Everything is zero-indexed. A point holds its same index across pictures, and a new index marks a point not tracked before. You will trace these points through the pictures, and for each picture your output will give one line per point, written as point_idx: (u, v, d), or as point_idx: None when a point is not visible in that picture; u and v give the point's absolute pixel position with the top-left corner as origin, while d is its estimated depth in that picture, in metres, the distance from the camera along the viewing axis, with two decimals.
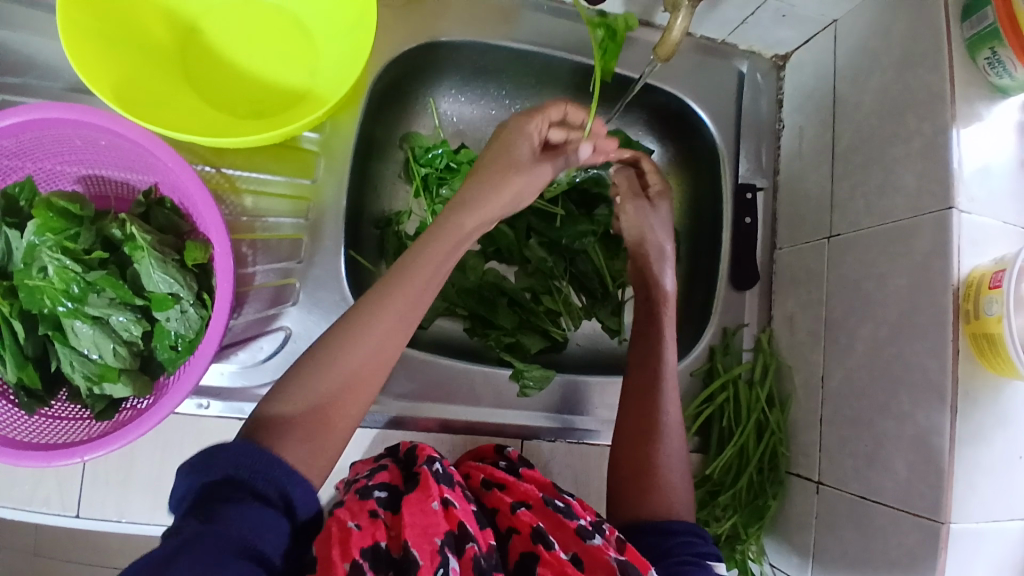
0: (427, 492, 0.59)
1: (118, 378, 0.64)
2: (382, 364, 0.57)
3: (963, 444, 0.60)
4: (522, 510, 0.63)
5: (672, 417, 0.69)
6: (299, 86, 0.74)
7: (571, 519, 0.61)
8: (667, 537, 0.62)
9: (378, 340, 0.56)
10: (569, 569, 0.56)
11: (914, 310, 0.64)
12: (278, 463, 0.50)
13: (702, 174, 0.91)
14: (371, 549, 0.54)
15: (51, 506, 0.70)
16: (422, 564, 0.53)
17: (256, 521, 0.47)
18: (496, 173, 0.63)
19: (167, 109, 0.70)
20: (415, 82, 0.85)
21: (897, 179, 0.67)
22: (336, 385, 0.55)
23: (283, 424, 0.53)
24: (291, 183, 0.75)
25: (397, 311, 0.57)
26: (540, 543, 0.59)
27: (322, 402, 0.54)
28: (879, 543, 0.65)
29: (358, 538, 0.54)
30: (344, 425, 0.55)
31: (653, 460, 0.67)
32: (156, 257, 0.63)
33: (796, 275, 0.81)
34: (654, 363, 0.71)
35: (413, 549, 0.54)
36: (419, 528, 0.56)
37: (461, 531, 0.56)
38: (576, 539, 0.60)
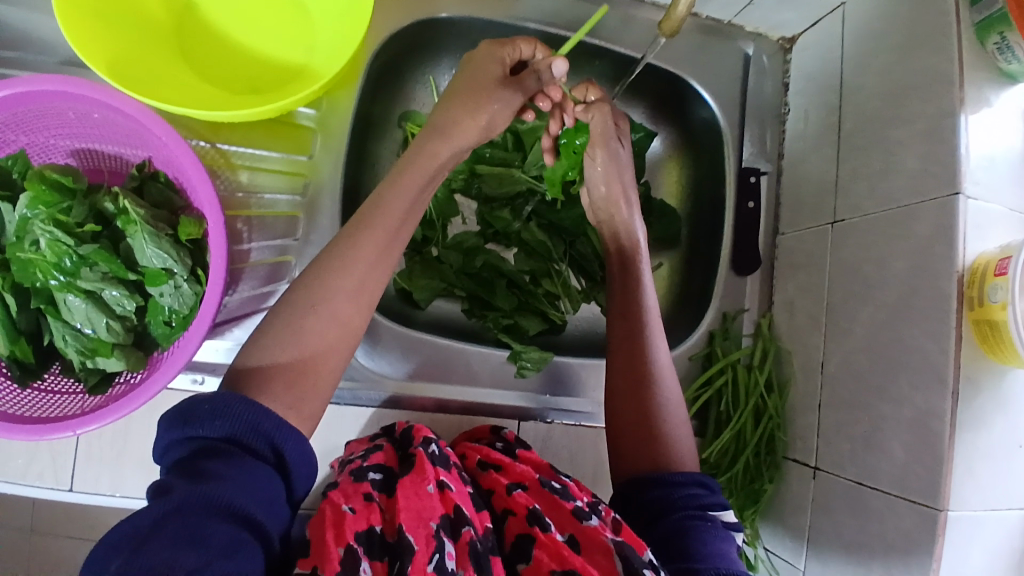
0: (422, 474, 0.59)
1: (112, 353, 0.64)
2: (366, 303, 0.58)
3: (962, 431, 0.59)
4: (518, 491, 0.63)
5: (661, 358, 0.68)
6: (297, 61, 0.73)
7: (568, 500, 0.61)
8: (671, 488, 0.60)
9: (362, 277, 0.57)
10: (566, 552, 0.55)
11: (914, 295, 0.63)
12: (267, 414, 0.50)
13: (706, 156, 0.89)
14: (365, 533, 0.53)
15: (45, 480, 0.70)
16: (416, 549, 0.52)
17: (245, 476, 0.46)
18: (472, 98, 0.64)
19: (162, 82, 0.69)
20: (414, 59, 0.83)
21: (901, 162, 0.66)
22: (326, 323, 0.55)
23: (264, 372, 0.53)
24: (286, 159, 0.74)
25: (374, 252, 0.58)
26: (536, 525, 0.58)
27: (311, 345, 0.54)
28: (874, 527, 0.65)
29: (352, 522, 0.53)
30: (331, 370, 0.56)
31: (651, 404, 0.66)
32: (149, 232, 0.63)
33: (797, 260, 0.80)
34: (637, 311, 0.69)
35: (407, 534, 0.53)
36: (414, 512, 0.56)
37: (456, 515, 0.56)
38: (574, 520, 0.59)
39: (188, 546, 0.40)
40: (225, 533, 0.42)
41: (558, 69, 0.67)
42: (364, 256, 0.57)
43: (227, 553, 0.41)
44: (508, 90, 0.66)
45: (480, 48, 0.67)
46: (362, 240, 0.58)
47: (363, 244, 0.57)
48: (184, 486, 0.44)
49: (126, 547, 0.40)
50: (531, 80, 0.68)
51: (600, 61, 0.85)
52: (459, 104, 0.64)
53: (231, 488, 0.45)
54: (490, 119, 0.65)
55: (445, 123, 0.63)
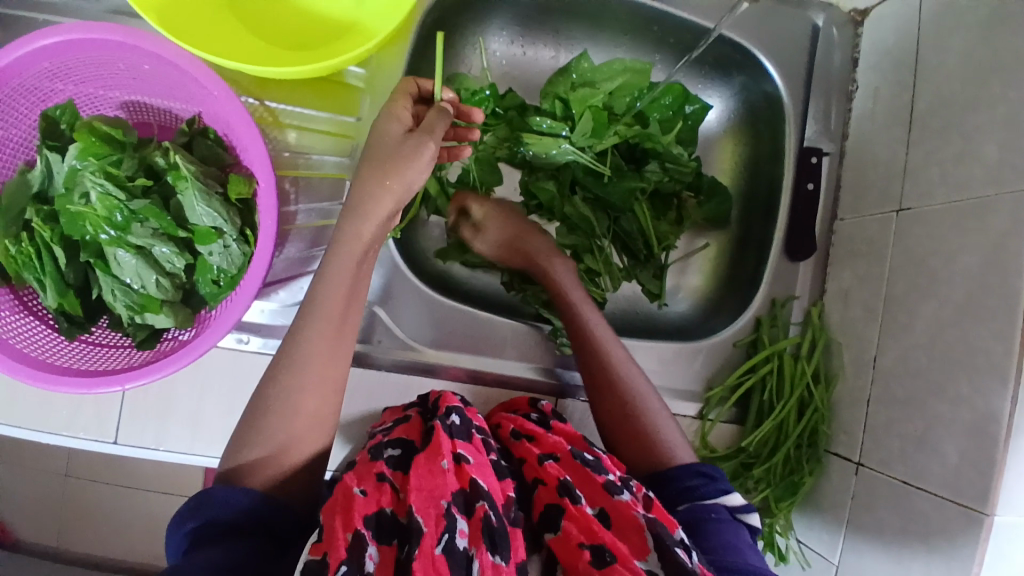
0: (437, 451, 0.58)
1: (161, 310, 0.64)
2: (331, 392, 0.57)
3: (1022, 435, 0.57)
4: (549, 462, 0.62)
5: (627, 369, 0.69)
6: (346, 15, 0.71)
7: (600, 474, 0.60)
8: (670, 484, 0.61)
9: (322, 353, 0.56)
10: (597, 526, 0.54)
11: (983, 292, 0.60)
12: (226, 495, 0.52)
13: (763, 134, 0.85)
14: (375, 517, 0.53)
15: (90, 432, 0.72)
16: (426, 530, 0.51)
17: (232, 553, 0.48)
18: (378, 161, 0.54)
19: (213, 33, 0.67)
20: (464, 19, 0.81)
21: (980, 151, 0.62)
22: (287, 411, 0.55)
23: (244, 471, 0.53)
24: (333, 120, 0.72)
25: (328, 339, 0.56)
26: (567, 496, 0.57)
27: (284, 435, 0.54)
28: (916, 527, 0.64)
29: (362, 505, 0.53)
30: (303, 460, 0.55)
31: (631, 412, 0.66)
32: (199, 189, 0.62)
33: (856, 248, 0.77)
34: (586, 333, 0.71)
35: (417, 515, 0.53)
36: (425, 493, 0.55)
37: (472, 489, 0.55)
38: (606, 494, 0.58)
39: None
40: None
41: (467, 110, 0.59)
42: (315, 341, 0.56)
43: None
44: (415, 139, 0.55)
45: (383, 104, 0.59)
46: (308, 334, 0.56)
47: (309, 339, 0.56)
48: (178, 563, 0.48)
49: None
50: (434, 126, 0.57)
51: (659, 27, 0.82)
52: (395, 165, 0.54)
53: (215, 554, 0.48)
54: (409, 184, 0.54)
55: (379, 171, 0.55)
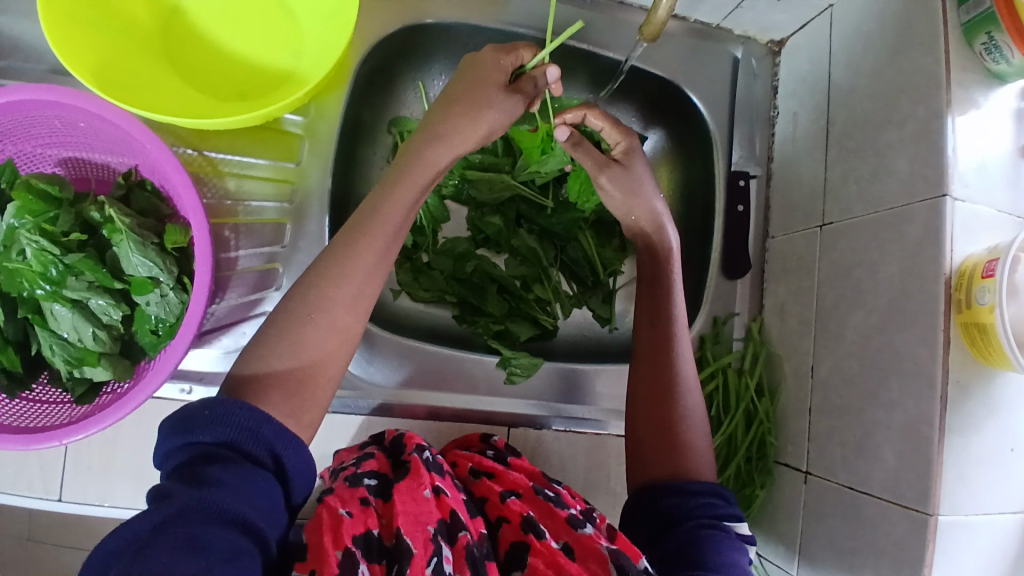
0: (418, 478, 0.58)
1: (98, 363, 0.64)
2: (363, 311, 0.57)
3: (953, 435, 0.59)
4: (512, 499, 0.62)
5: (687, 370, 0.67)
6: (284, 67, 0.73)
7: (562, 509, 0.60)
8: (688, 496, 0.60)
9: (360, 285, 0.57)
10: (562, 559, 0.54)
11: (905, 298, 0.63)
12: (266, 419, 0.49)
13: (695, 160, 0.89)
14: (363, 537, 0.53)
15: (34, 490, 0.70)
16: (414, 553, 0.52)
17: (245, 483, 0.46)
18: (467, 98, 0.62)
19: (150, 89, 0.69)
20: (404, 65, 0.83)
21: (891, 165, 0.66)
22: (323, 335, 0.55)
23: (267, 378, 0.53)
24: (274, 166, 0.74)
25: (374, 258, 0.57)
26: (531, 533, 0.57)
27: (312, 354, 0.54)
28: (865, 533, 0.65)
29: (350, 526, 0.53)
30: (330, 379, 0.55)
31: (673, 415, 0.65)
32: (134, 240, 0.63)
33: (787, 264, 0.80)
34: (665, 320, 0.68)
35: (405, 538, 0.53)
36: (411, 516, 0.55)
37: (452, 519, 0.55)
38: (568, 528, 0.58)
39: (190, 552, 0.41)
40: (225, 542, 0.42)
41: (553, 76, 0.65)
42: (357, 267, 0.57)
43: (229, 559, 0.41)
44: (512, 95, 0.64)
45: (484, 51, 0.65)
46: (361, 248, 0.57)
47: (360, 252, 0.57)
48: (187, 493, 0.44)
49: (127, 557, 0.40)
50: (528, 87, 0.66)
51: (589, 65, 0.85)
52: (457, 115, 0.62)
53: (234, 497, 0.45)
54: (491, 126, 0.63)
55: (443, 130, 0.62)
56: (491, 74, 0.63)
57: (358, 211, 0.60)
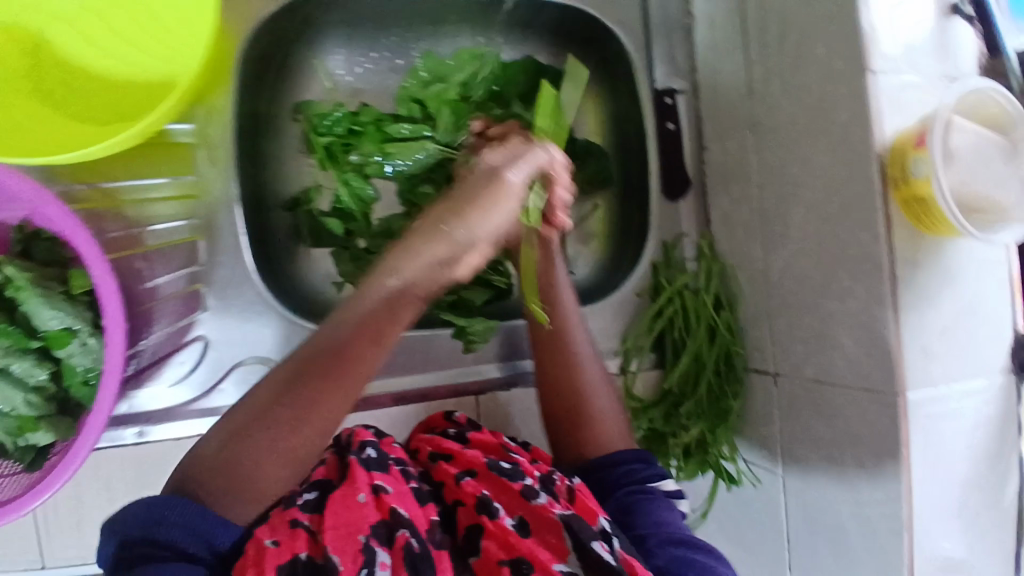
0: (354, 485, 0.54)
1: (38, 427, 0.61)
2: (311, 420, 0.48)
3: (907, 312, 0.58)
4: (466, 480, 0.59)
5: (582, 348, 0.66)
6: (160, 77, 0.68)
7: (516, 481, 0.58)
8: (612, 468, 0.62)
9: (303, 396, 0.48)
10: (514, 538, 0.52)
11: (841, 185, 0.61)
12: (203, 515, 0.47)
13: (616, 84, 0.85)
14: (289, 565, 0.47)
15: (14, 564, 0.68)
16: (343, 568, 0.47)
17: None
18: (464, 203, 0.53)
19: (17, 128, 0.64)
20: (296, 45, 0.77)
21: (807, 50, 0.63)
22: (264, 445, 0.47)
23: (201, 477, 0.48)
24: (174, 183, 0.69)
25: (342, 402, 0.49)
26: (483, 513, 0.55)
27: (249, 459, 0.47)
28: (839, 424, 0.65)
29: (275, 555, 0.47)
30: (280, 486, 0.49)
31: (575, 389, 0.65)
32: (40, 294, 0.60)
33: (725, 173, 0.78)
34: (552, 298, 0.67)
35: (334, 555, 0.48)
36: (343, 528, 0.50)
37: (393, 518, 0.51)
38: (520, 500, 0.56)
39: None
40: None
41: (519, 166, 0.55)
42: (317, 384, 0.48)
43: None
44: (495, 193, 0.53)
45: (480, 164, 0.56)
46: (317, 382, 0.48)
47: (313, 366, 0.49)
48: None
49: None
50: (510, 160, 0.56)
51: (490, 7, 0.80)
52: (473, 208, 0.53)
53: None
54: (472, 234, 0.52)
55: (415, 252, 0.51)
56: (483, 181, 0.55)
57: (301, 347, 0.50)
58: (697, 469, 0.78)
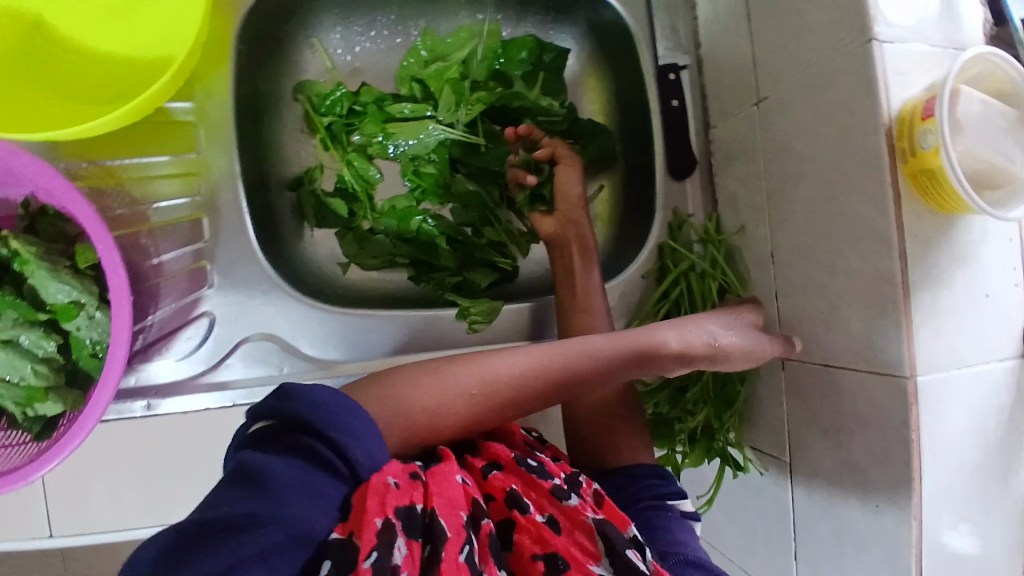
0: (450, 461, 0.52)
1: (48, 397, 0.63)
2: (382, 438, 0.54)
3: (917, 289, 0.56)
4: (493, 473, 0.55)
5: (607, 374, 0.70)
6: (159, 55, 0.68)
7: (546, 478, 0.54)
8: (636, 482, 0.64)
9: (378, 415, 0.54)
10: (548, 534, 0.51)
11: (849, 159, 0.59)
12: (353, 417, 0.48)
13: (620, 62, 0.83)
14: (406, 510, 0.45)
15: (23, 533, 0.68)
16: (448, 537, 0.45)
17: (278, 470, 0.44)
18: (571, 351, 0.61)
19: (27, 109, 0.66)
20: (294, 24, 0.78)
21: (811, 19, 0.61)
22: None
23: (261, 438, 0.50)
24: (176, 161, 0.70)
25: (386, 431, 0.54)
26: (516, 508, 0.53)
27: None
28: (847, 407, 0.63)
29: (396, 496, 0.45)
30: None
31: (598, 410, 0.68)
32: (46, 269, 0.61)
33: (731, 150, 0.76)
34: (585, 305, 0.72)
35: (440, 519, 0.46)
36: (445, 497, 0.48)
37: (476, 508, 0.50)
38: (552, 499, 0.53)
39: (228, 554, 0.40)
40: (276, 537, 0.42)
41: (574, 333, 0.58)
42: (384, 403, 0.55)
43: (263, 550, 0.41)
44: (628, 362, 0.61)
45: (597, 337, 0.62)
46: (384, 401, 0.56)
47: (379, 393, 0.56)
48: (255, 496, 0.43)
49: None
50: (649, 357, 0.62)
51: None
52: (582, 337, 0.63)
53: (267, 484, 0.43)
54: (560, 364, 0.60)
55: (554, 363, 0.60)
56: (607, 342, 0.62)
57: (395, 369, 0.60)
58: (703, 454, 0.78)
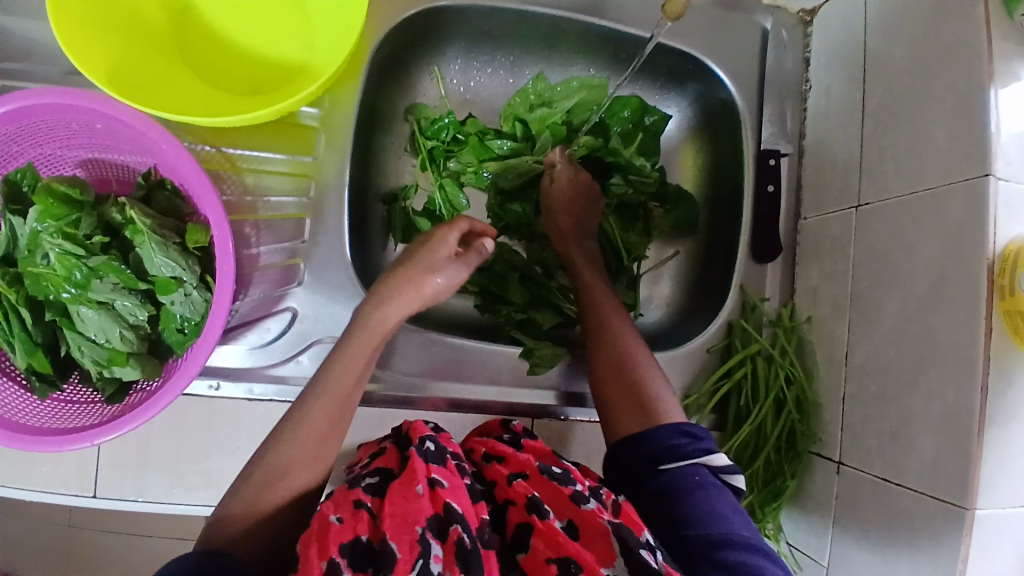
0: (412, 476, 0.55)
1: (127, 362, 0.64)
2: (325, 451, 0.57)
3: (993, 425, 0.57)
4: (516, 481, 0.58)
5: (643, 364, 0.66)
6: (296, 59, 0.72)
7: (567, 485, 0.57)
8: (655, 442, 0.59)
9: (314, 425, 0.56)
10: (563, 538, 0.52)
11: (945, 284, 0.60)
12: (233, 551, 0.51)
13: (722, 138, 0.86)
14: (350, 544, 0.50)
15: (69, 488, 0.71)
16: (399, 557, 0.48)
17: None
18: (402, 275, 0.62)
19: (164, 86, 0.69)
20: (419, 50, 0.81)
21: (931, 142, 0.62)
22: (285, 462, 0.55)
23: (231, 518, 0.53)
24: (292, 160, 0.73)
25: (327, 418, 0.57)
26: (533, 513, 0.54)
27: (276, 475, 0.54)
28: (899, 525, 0.63)
29: (338, 533, 0.50)
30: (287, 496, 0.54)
31: (641, 397, 0.63)
32: (157, 241, 0.63)
33: (821, 246, 0.77)
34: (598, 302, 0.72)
35: (392, 542, 0.49)
36: (399, 517, 0.51)
37: (445, 513, 0.51)
38: (571, 504, 0.55)
39: None
40: None
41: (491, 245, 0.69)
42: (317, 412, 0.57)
43: None
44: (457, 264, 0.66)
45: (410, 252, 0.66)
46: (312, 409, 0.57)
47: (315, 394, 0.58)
48: None
49: None
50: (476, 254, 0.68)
51: (604, 44, 0.82)
52: (398, 280, 0.62)
53: None
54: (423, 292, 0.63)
55: (384, 293, 0.61)
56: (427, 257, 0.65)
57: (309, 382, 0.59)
58: None
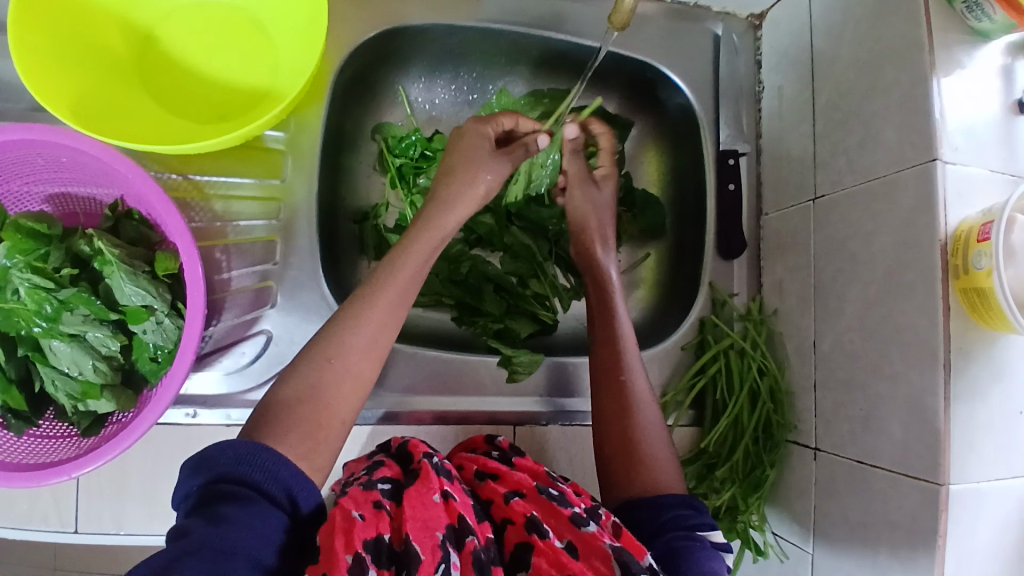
0: (427, 483, 0.56)
1: (101, 395, 0.64)
2: (376, 359, 0.58)
3: (958, 402, 0.58)
4: (515, 500, 0.58)
5: (648, 415, 0.65)
6: (261, 84, 0.73)
7: (566, 507, 0.57)
8: (659, 511, 0.58)
9: (371, 335, 0.58)
10: (565, 557, 0.52)
11: (901, 268, 0.62)
12: (284, 463, 0.50)
13: (682, 142, 0.88)
14: (374, 542, 0.50)
15: (50, 524, 0.70)
16: (423, 559, 0.49)
17: (256, 519, 0.46)
18: (468, 169, 0.72)
19: (130, 118, 0.69)
20: (382, 71, 0.83)
21: (879, 133, 0.65)
22: (341, 376, 0.56)
23: (285, 415, 0.53)
24: (260, 184, 0.74)
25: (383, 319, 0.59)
26: (533, 533, 0.55)
27: (326, 392, 0.55)
28: (877, 507, 0.64)
29: (362, 529, 0.50)
30: (343, 422, 0.55)
31: (636, 448, 0.63)
32: (126, 271, 0.63)
33: (783, 240, 0.79)
34: (613, 339, 0.69)
35: (415, 543, 0.50)
36: (421, 522, 0.52)
37: (461, 524, 0.53)
38: (571, 526, 0.55)
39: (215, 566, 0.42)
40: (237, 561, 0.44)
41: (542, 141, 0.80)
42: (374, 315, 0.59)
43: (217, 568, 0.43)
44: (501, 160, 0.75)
45: (467, 131, 0.75)
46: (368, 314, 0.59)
47: (374, 301, 0.59)
48: (202, 529, 0.44)
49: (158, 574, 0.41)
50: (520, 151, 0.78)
51: (564, 57, 0.84)
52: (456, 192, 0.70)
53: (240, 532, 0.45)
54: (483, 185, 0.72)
55: (447, 195, 0.69)
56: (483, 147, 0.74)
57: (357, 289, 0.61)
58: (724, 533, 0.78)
